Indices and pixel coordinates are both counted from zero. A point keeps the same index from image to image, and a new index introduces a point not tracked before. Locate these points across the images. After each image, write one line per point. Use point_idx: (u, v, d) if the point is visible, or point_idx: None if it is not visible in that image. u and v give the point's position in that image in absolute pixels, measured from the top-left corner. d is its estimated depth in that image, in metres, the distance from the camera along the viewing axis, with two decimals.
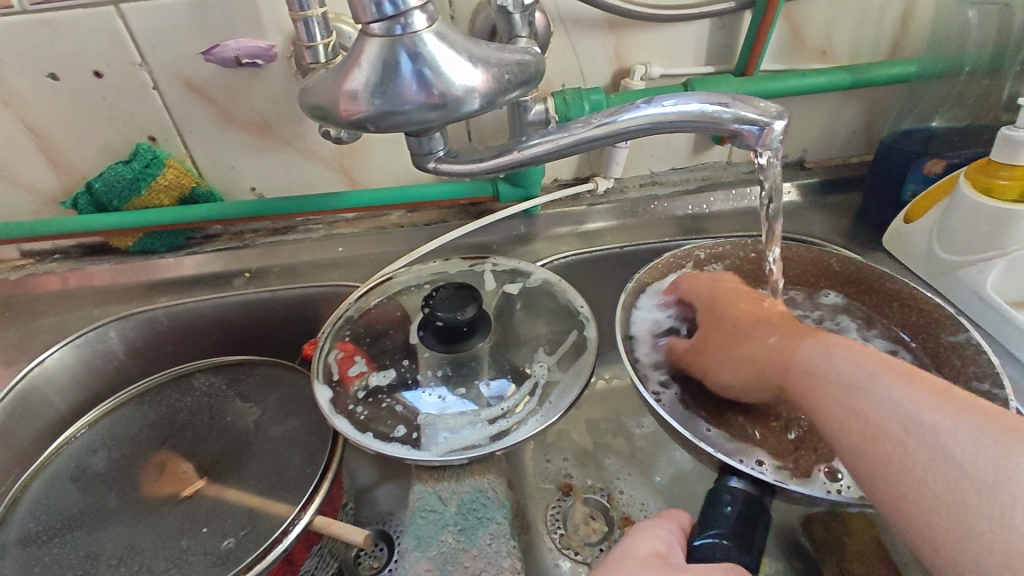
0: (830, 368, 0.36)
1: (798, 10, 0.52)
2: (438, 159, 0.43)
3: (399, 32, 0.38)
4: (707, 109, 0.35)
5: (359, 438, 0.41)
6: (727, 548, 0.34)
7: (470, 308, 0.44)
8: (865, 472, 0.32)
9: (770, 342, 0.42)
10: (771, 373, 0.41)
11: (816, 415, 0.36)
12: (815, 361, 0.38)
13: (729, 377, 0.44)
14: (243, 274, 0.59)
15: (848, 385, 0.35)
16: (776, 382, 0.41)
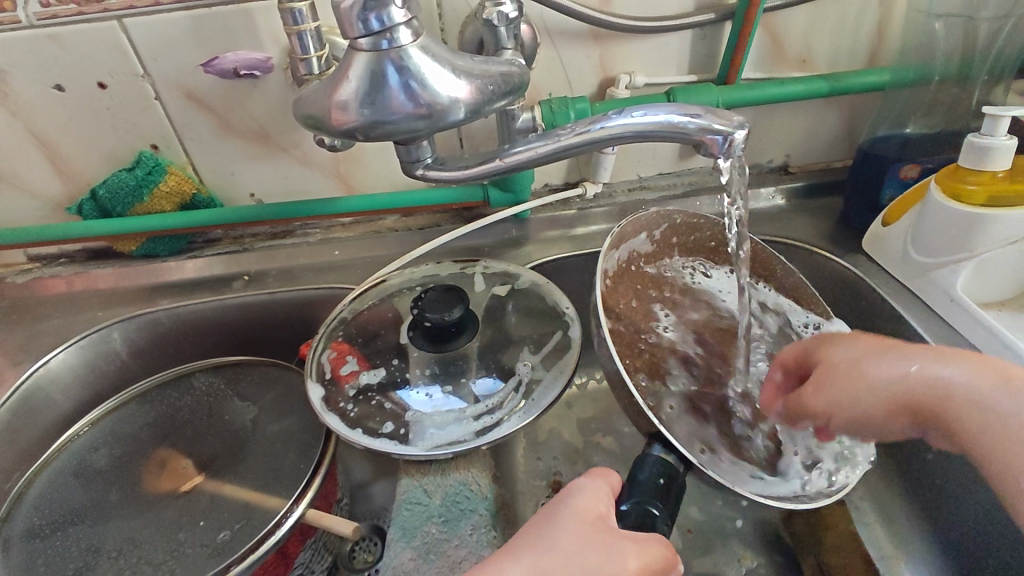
0: (958, 384, 0.36)
1: (776, 21, 0.54)
2: (425, 166, 0.45)
3: (386, 46, 0.40)
4: (674, 119, 0.37)
5: (349, 434, 0.43)
6: (654, 520, 0.38)
7: (457, 309, 0.46)
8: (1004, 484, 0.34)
9: (867, 361, 0.39)
10: (899, 397, 0.38)
11: (961, 438, 0.36)
12: (939, 373, 0.37)
13: (851, 411, 0.40)
14: (242, 277, 0.61)
15: (980, 399, 0.35)
16: (907, 408, 0.38)
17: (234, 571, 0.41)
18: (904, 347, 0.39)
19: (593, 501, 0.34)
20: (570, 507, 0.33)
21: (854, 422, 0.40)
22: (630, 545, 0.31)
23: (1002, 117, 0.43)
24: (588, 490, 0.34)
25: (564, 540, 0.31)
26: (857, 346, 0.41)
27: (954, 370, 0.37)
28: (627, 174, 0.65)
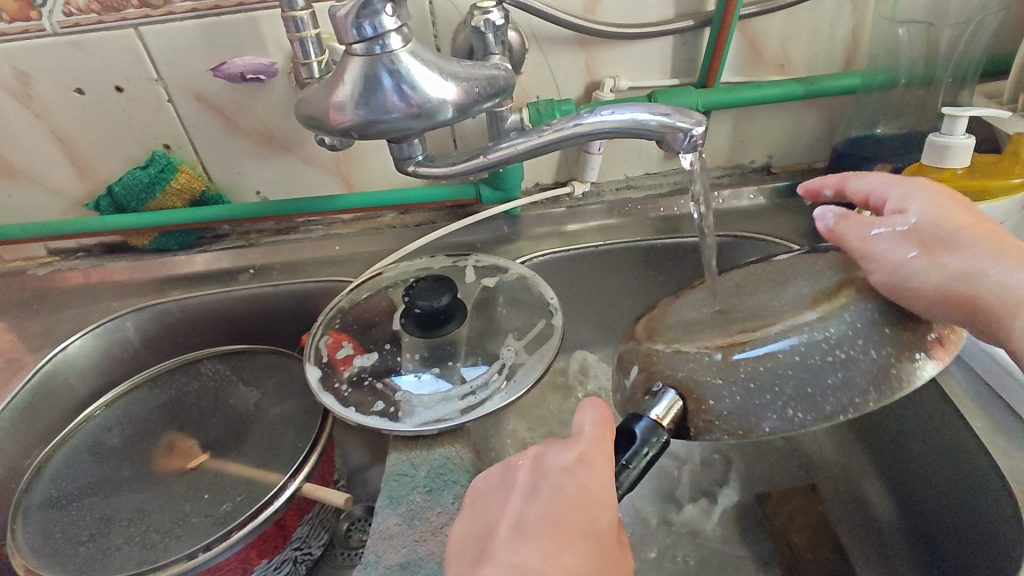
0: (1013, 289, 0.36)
1: (753, 27, 0.57)
2: (417, 163, 0.48)
3: (379, 51, 0.43)
4: (639, 117, 0.40)
5: (343, 411, 0.46)
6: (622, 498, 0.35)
7: (445, 296, 0.49)
8: None
9: (927, 241, 0.38)
10: (952, 290, 0.36)
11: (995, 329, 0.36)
12: (997, 276, 0.36)
13: (891, 264, 0.37)
14: (248, 270, 0.64)
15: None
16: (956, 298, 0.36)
17: (235, 537, 0.44)
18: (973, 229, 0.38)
19: (581, 470, 0.35)
20: (556, 476, 0.35)
21: (900, 295, 0.36)
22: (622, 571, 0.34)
23: (960, 117, 0.46)
24: (580, 450, 0.35)
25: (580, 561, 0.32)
26: (944, 211, 0.39)
27: (989, 260, 0.37)
28: (614, 173, 0.68)
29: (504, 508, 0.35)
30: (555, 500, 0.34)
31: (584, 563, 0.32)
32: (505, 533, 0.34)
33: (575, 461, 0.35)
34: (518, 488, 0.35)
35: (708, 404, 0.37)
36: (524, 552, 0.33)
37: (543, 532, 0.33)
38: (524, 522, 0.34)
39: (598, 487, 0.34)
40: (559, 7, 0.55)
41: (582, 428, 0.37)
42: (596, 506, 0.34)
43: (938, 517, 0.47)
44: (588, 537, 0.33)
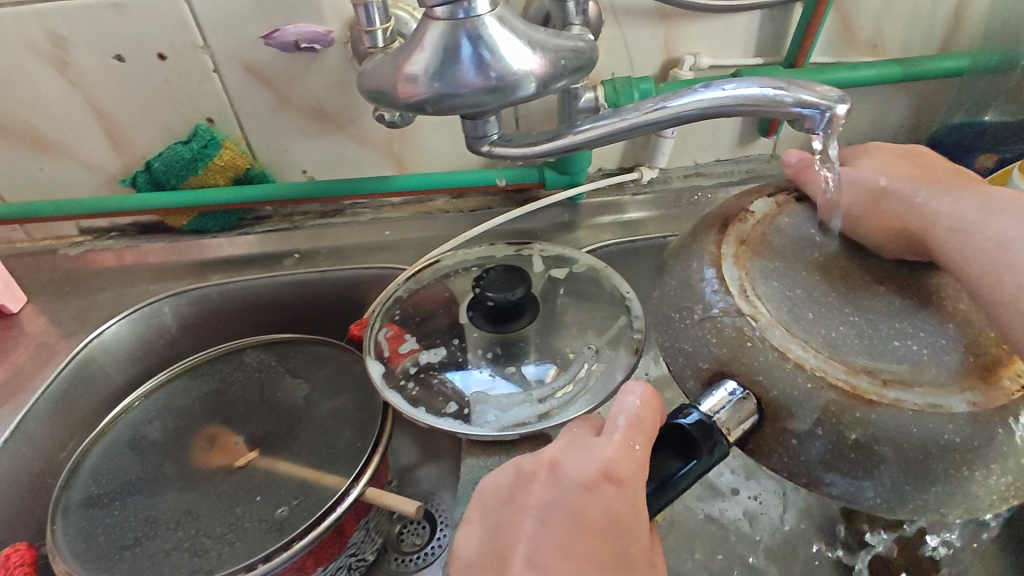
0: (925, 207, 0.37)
1: (850, 3, 0.52)
2: (491, 143, 0.44)
3: (462, 16, 0.39)
4: (769, 92, 0.35)
5: (412, 412, 0.42)
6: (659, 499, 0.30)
7: (520, 289, 0.45)
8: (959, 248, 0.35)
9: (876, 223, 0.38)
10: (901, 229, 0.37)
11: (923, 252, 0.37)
12: (920, 204, 0.38)
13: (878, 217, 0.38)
14: (292, 255, 0.60)
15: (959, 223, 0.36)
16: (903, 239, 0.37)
17: (296, 547, 0.41)
18: (973, 201, 0.36)
19: (609, 485, 0.29)
20: (578, 493, 0.29)
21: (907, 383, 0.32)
22: None
23: None
24: (607, 462, 0.30)
25: None
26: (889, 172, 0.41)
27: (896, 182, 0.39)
28: (681, 159, 0.63)
29: (515, 534, 0.29)
30: (577, 521, 0.28)
31: None
32: (519, 569, 0.27)
33: (603, 476, 0.30)
34: (532, 506, 0.30)
35: (790, 439, 0.33)
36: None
37: (566, 561, 0.27)
38: (540, 551, 0.28)
39: (629, 511, 0.29)
40: None
41: (609, 435, 0.32)
42: (628, 522, 0.29)
43: None
44: (617, 563, 0.28)
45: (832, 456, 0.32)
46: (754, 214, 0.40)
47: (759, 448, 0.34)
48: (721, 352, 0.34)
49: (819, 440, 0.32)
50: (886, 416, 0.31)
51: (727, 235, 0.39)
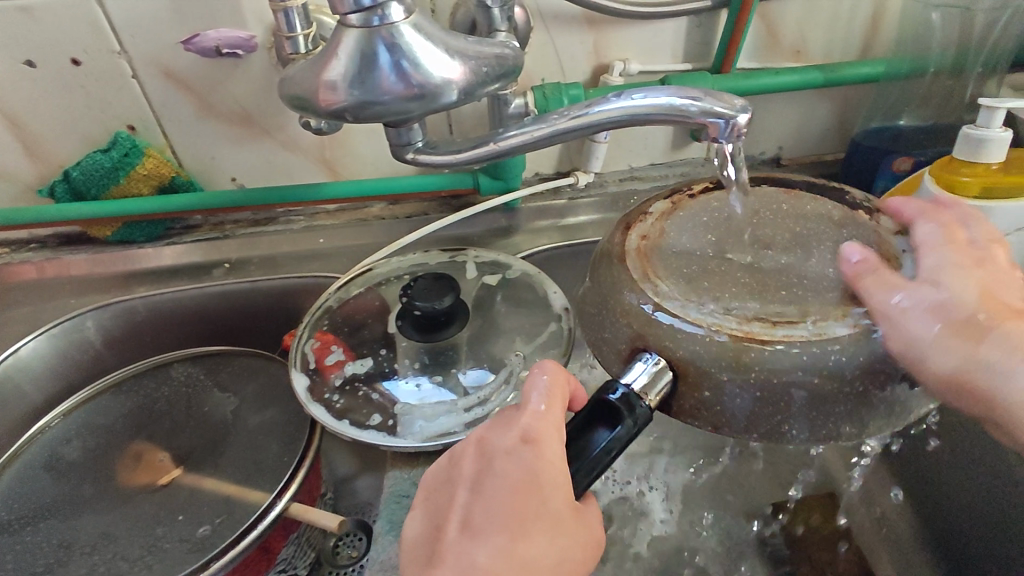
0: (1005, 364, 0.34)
1: (771, 10, 0.54)
2: (416, 150, 0.44)
3: (377, 23, 0.39)
4: (675, 102, 0.35)
5: (335, 426, 0.41)
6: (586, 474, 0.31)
7: (448, 297, 0.44)
8: (972, 404, 0.36)
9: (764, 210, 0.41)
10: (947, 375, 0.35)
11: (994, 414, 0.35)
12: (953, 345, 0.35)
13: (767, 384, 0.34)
14: (223, 264, 0.59)
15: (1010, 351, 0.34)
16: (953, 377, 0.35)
17: (215, 567, 0.40)
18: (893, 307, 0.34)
19: (528, 447, 0.31)
20: (502, 461, 0.31)
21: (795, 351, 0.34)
22: (581, 542, 0.31)
23: (997, 108, 0.43)
24: (525, 426, 0.32)
25: (540, 545, 0.30)
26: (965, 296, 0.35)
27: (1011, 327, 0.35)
28: (617, 164, 0.64)
29: (450, 505, 0.32)
30: (503, 485, 0.31)
31: (548, 551, 0.30)
32: (454, 535, 0.30)
33: (522, 439, 0.32)
34: (463, 479, 0.32)
35: (703, 392, 0.35)
36: (477, 550, 0.29)
37: (495, 523, 0.30)
38: (472, 518, 0.30)
39: (552, 468, 0.31)
40: None
41: (526, 402, 0.34)
42: (550, 485, 0.30)
43: None
44: (543, 521, 0.30)
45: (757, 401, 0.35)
46: (652, 214, 0.43)
47: (683, 410, 0.36)
48: (632, 331, 0.37)
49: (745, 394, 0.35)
50: (773, 356, 0.34)
51: (631, 232, 0.41)
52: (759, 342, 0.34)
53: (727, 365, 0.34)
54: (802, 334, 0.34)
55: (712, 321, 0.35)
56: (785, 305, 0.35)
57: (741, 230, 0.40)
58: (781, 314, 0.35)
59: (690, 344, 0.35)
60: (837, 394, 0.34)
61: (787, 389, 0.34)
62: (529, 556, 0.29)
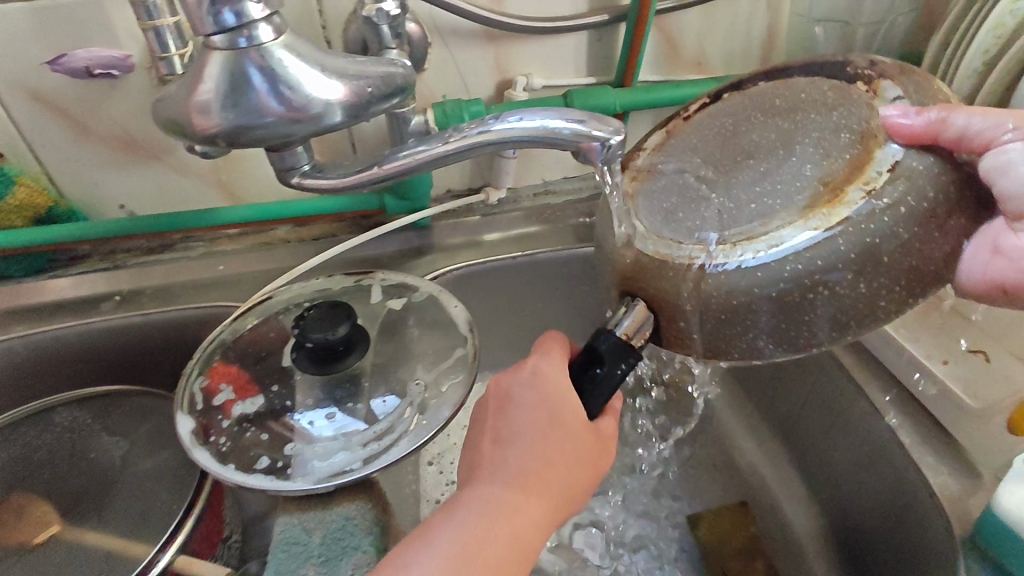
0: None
1: (669, 24, 0.54)
2: (302, 173, 0.42)
3: (244, 44, 0.37)
4: (549, 124, 0.34)
5: (219, 471, 0.39)
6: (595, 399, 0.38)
7: (342, 327, 0.43)
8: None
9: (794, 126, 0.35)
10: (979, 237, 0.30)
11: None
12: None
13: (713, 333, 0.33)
14: (114, 297, 0.55)
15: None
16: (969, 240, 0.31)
17: None
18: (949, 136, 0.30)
19: (550, 401, 0.38)
20: (521, 392, 0.39)
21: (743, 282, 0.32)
22: (596, 446, 0.39)
23: None
24: (552, 387, 0.39)
25: (561, 449, 0.38)
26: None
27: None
28: (530, 178, 0.65)
29: (481, 430, 0.40)
30: (525, 410, 0.39)
31: (565, 453, 0.38)
32: (489, 449, 0.39)
33: (547, 400, 0.38)
34: (489, 411, 0.40)
35: (681, 323, 0.34)
36: (509, 455, 0.38)
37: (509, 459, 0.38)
38: (502, 435, 0.39)
39: (567, 414, 0.38)
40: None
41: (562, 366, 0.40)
42: (562, 403, 0.38)
43: (863, 527, 0.46)
44: (560, 433, 0.38)
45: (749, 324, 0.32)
46: (647, 149, 0.41)
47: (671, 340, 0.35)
48: (621, 274, 0.36)
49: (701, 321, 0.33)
50: (733, 276, 0.32)
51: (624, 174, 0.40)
52: (716, 266, 0.32)
53: (692, 291, 0.33)
54: (765, 246, 0.31)
55: (680, 252, 0.34)
56: (749, 221, 0.33)
57: (735, 143, 0.37)
58: (746, 231, 0.32)
59: (667, 277, 0.33)
60: (802, 304, 0.31)
61: (752, 306, 0.32)
62: (553, 456, 0.37)
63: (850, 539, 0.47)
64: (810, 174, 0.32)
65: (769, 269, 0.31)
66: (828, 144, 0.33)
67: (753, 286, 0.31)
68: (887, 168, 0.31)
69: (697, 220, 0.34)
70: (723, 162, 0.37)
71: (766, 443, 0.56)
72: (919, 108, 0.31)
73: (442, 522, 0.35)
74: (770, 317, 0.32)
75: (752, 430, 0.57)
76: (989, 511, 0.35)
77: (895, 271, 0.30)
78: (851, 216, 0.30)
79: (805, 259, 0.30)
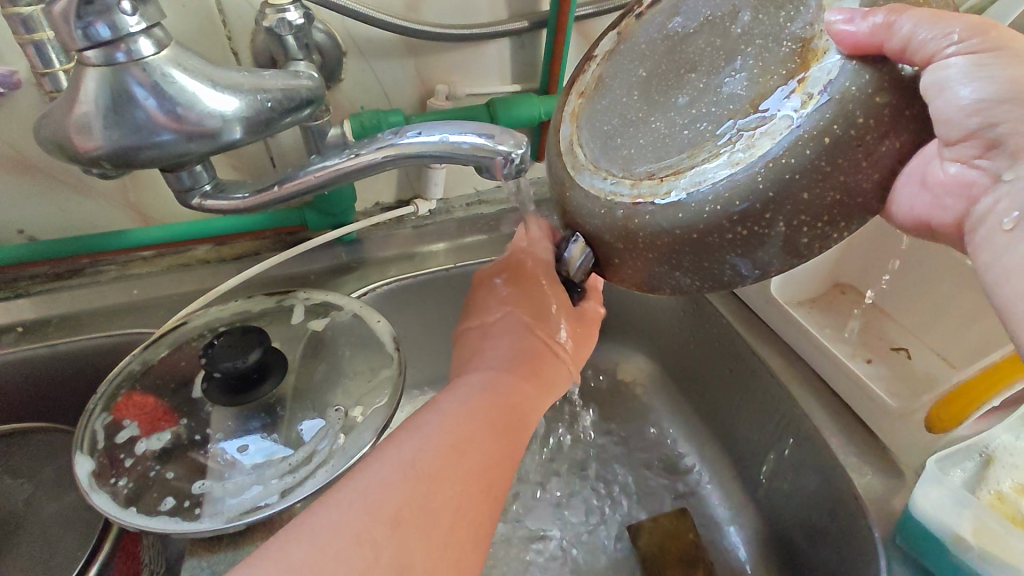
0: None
1: (592, 31, 0.54)
2: (202, 194, 0.39)
3: (123, 58, 0.34)
4: (449, 138, 0.33)
5: (119, 516, 0.36)
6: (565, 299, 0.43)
7: (253, 354, 0.40)
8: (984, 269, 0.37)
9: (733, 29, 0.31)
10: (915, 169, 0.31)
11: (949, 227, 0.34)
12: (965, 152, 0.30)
13: (638, 263, 0.32)
14: (15, 328, 0.51)
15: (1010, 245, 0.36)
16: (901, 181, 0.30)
17: None
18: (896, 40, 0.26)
19: (516, 349, 0.42)
20: (506, 294, 0.44)
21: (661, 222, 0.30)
22: (580, 335, 0.44)
23: None
24: (522, 336, 0.42)
25: (550, 335, 0.43)
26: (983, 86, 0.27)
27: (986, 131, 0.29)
28: (463, 188, 0.63)
29: (472, 333, 0.45)
30: (509, 309, 0.44)
31: (550, 340, 0.43)
32: (482, 344, 0.43)
33: (516, 349, 0.42)
34: (479, 316, 0.45)
35: (615, 261, 0.33)
36: (502, 347, 0.42)
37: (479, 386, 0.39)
38: (492, 331, 0.44)
39: (550, 310, 0.43)
40: (376, 7, 0.48)
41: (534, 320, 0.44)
42: (543, 299, 0.43)
43: (797, 529, 0.46)
44: (543, 322, 0.43)
45: (667, 266, 0.31)
46: (597, 57, 0.38)
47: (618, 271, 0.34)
48: (562, 208, 0.36)
49: (628, 255, 0.32)
50: (654, 216, 0.30)
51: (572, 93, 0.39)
52: (640, 208, 0.30)
53: (618, 234, 0.32)
54: (686, 183, 0.29)
55: (610, 189, 0.32)
56: (679, 152, 0.31)
57: (672, 68, 0.34)
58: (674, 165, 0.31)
59: (592, 220, 0.33)
60: (720, 243, 0.29)
61: (674, 247, 0.30)
62: (540, 344, 0.42)
63: (785, 541, 0.47)
64: (744, 95, 0.29)
65: (688, 210, 0.29)
66: (768, 55, 0.29)
67: (682, 227, 0.29)
68: (820, 87, 0.26)
69: (633, 148, 0.33)
70: (665, 82, 0.34)
71: (704, 446, 0.56)
72: (866, 12, 0.26)
73: (414, 431, 0.35)
74: (691, 258, 0.30)
75: (692, 434, 0.57)
76: (910, 515, 0.35)
77: (819, 206, 0.26)
78: (771, 149, 0.26)
79: (721, 199, 0.28)
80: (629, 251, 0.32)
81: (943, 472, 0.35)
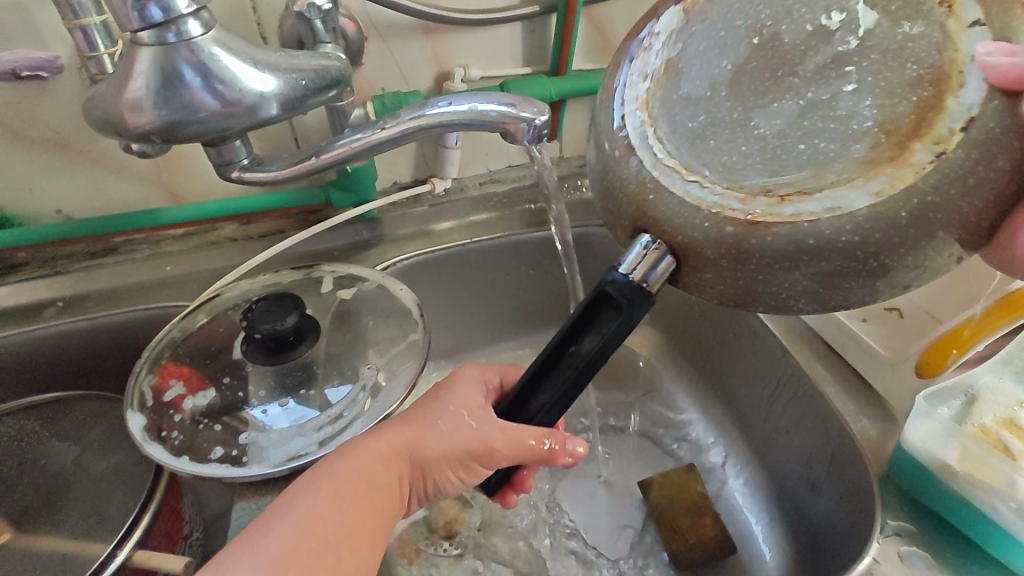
0: None
1: (599, 15, 0.56)
2: (241, 168, 0.42)
3: (174, 39, 0.37)
4: (478, 107, 0.36)
5: (173, 463, 0.39)
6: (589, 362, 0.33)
7: (291, 316, 0.43)
8: None
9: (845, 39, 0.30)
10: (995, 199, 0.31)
11: None
12: None
13: (731, 283, 0.29)
14: (56, 303, 0.54)
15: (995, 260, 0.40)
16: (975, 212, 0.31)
17: None
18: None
19: (454, 425, 0.40)
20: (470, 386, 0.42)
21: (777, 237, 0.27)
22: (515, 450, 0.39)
23: None
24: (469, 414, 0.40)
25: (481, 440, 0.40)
26: None
27: None
28: (476, 167, 0.66)
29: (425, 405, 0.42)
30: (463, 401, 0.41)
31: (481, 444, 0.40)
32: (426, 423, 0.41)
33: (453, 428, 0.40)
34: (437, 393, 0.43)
35: (703, 275, 0.29)
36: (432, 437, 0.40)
37: (385, 442, 0.39)
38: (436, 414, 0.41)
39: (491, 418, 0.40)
40: None
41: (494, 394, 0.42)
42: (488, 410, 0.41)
43: (801, 480, 0.49)
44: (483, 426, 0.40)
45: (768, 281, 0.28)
46: None
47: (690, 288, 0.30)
48: (631, 209, 0.30)
49: (721, 271, 0.28)
50: (778, 232, 0.27)
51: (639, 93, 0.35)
52: (760, 227, 0.27)
53: (725, 251, 0.28)
54: (820, 206, 0.27)
55: (714, 200, 0.28)
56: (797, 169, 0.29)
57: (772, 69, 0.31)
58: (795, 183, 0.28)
59: (689, 230, 0.28)
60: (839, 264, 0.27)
61: (786, 266, 0.27)
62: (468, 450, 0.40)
63: (790, 493, 0.50)
64: (870, 117, 0.28)
65: (823, 235, 0.27)
66: (889, 76, 0.28)
67: (803, 248, 0.27)
68: (960, 123, 0.26)
69: (733, 154, 0.30)
70: (759, 84, 0.31)
71: (710, 410, 0.59)
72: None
73: (304, 486, 0.36)
74: (803, 279, 0.28)
75: (698, 399, 0.60)
76: (902, 449, 0.38)
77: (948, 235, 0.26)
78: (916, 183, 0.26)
79: (860, 229, 0.26)
80: (728, 267, 0.28)
81: (930, 409, 0.38)
